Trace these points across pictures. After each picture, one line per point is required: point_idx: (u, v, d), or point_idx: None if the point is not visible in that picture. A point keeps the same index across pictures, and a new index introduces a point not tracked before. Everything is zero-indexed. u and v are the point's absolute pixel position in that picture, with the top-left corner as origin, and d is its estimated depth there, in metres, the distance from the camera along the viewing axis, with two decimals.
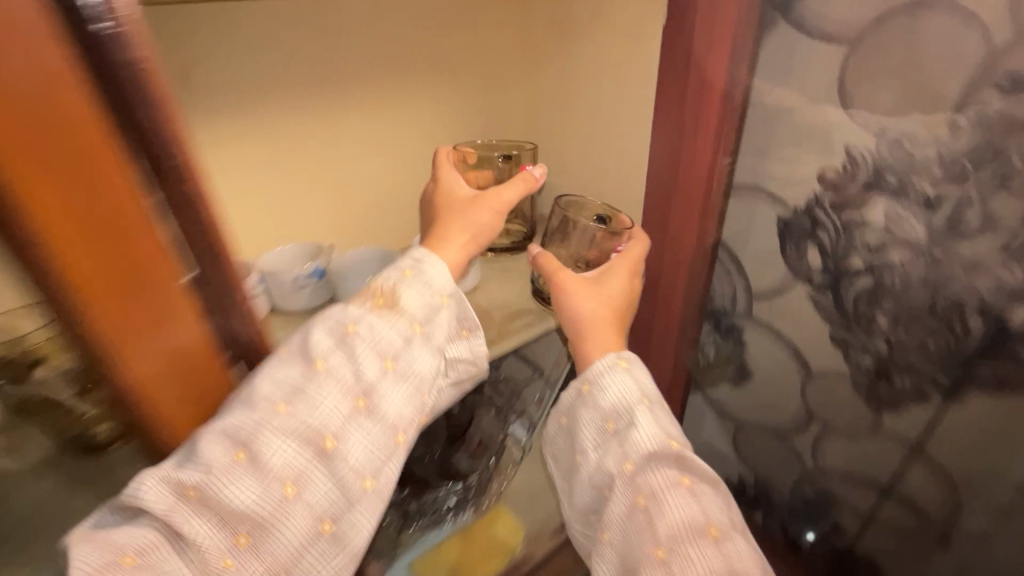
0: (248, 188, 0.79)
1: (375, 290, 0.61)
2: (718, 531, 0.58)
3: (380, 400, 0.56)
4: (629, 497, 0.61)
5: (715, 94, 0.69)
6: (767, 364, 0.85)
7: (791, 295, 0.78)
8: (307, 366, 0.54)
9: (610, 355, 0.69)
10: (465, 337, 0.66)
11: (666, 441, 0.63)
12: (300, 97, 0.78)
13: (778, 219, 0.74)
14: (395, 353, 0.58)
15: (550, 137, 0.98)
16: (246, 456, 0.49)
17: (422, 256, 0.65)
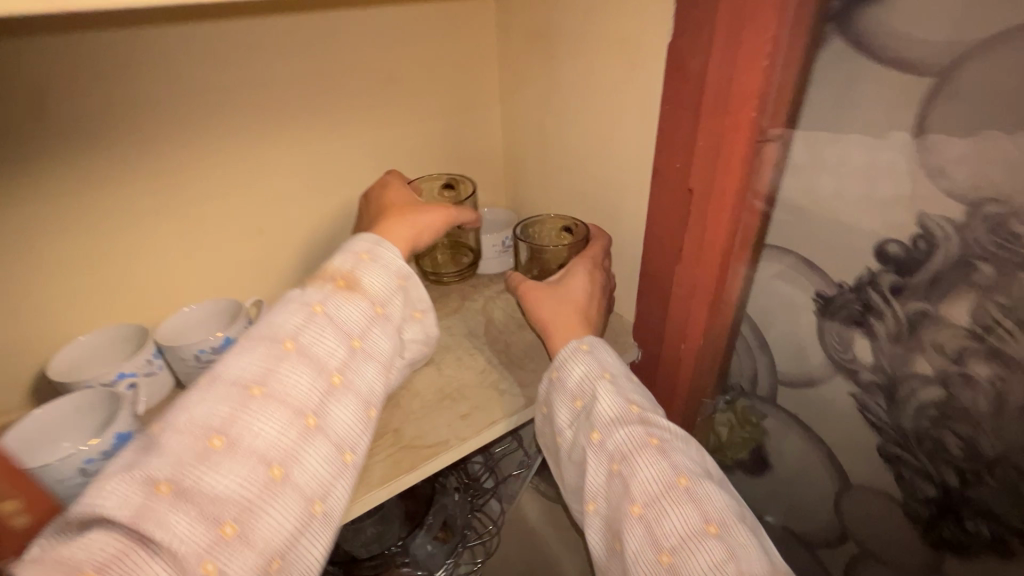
0: (129, 243, 0.61)
1: (330, 273, 0.55)
2: (691, 481, 0.46)
3: (360, 371, 0.53)
4: (602, 463, 0.50)
5: (738, 150, 0.51)
6: (794, 461, 0.68)
7: (831, 388, 0.60)
8: (275, 348, 0.49)
9: (571, 341, 0.57)
10: (417, 319, 0.60)
11: (626, 408, 0.51)
12: (191, 131, 0.60)
13: (817, 294, 0.57)
14: (361, 333, 0.53)
15: (535, 168, 0.79)
16: (224, 441, 0.44)
17: (375, 240, 0.58)
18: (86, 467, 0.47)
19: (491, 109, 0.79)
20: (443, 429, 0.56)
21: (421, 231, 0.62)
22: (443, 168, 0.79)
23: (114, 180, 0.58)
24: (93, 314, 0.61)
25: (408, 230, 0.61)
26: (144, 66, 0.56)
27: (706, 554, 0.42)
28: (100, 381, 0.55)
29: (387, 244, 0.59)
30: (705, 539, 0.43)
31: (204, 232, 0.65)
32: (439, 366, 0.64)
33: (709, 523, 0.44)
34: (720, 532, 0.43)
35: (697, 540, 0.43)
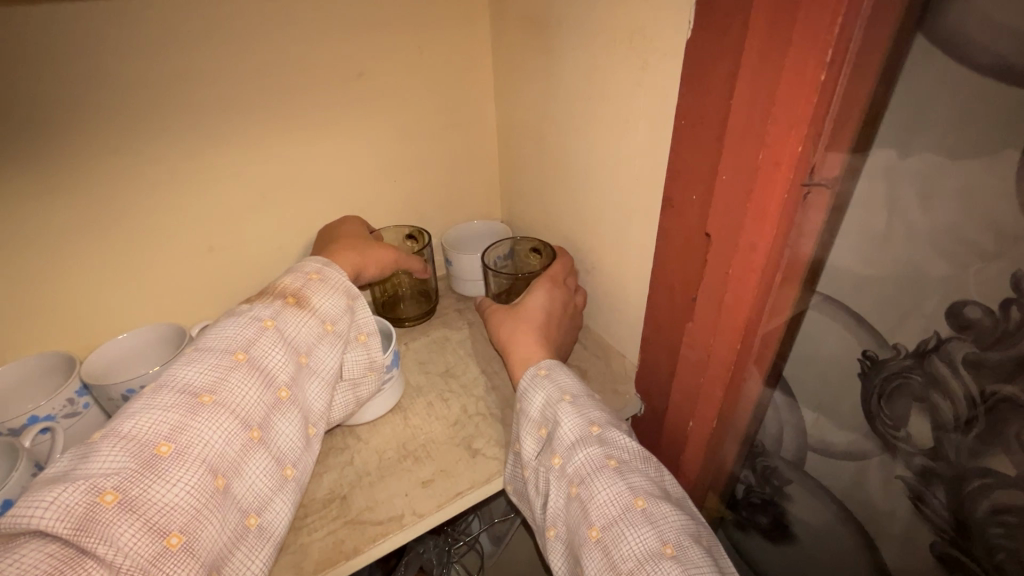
0: (54, 273, 0.53)
1: (279, 291, 0.48)
2: (652, 501, 0.39)
3: (310, 381, 0.46)
4: (561, 488, 0.42)
5: (777, 199, 0.35)
6: (822, 534, 0.58)
7: (877, 465, 0.50)
8: (224, 358, 0.41)
9: (529, 370, 0.50)
10: (361, 343, 0.51)
11: (585, 427, 0.43)
12: (115, 137, 0.50)
13: (863, 354, 0.47)
14: (308, 348, 0.46)
15: (529, 181, 0.68)
16: (172, 448, 0.36)
17: (321, 264, 0.51)
18: None
19: (482, 108, 0.69)
20: (399, 500, 0.47)
21: (373, 258, 0.58)
22: (427, 175, 0.70)
23: (13, 195, 0.48)
24: (9, 347, 0.53)
25: (357, 254, 0.56)
26: (43, 59, 0.46)
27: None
28: (9, 427, 0.48)
29: (335, 266, 0.52)
30: (665, 564, 0.36)
31: (142, 255, 0.56)
32: (405, 415, 0.55)
33: (665, 544, 0.37)
34: (679, 553, 0.37)
35: (655, 562, 0.36)
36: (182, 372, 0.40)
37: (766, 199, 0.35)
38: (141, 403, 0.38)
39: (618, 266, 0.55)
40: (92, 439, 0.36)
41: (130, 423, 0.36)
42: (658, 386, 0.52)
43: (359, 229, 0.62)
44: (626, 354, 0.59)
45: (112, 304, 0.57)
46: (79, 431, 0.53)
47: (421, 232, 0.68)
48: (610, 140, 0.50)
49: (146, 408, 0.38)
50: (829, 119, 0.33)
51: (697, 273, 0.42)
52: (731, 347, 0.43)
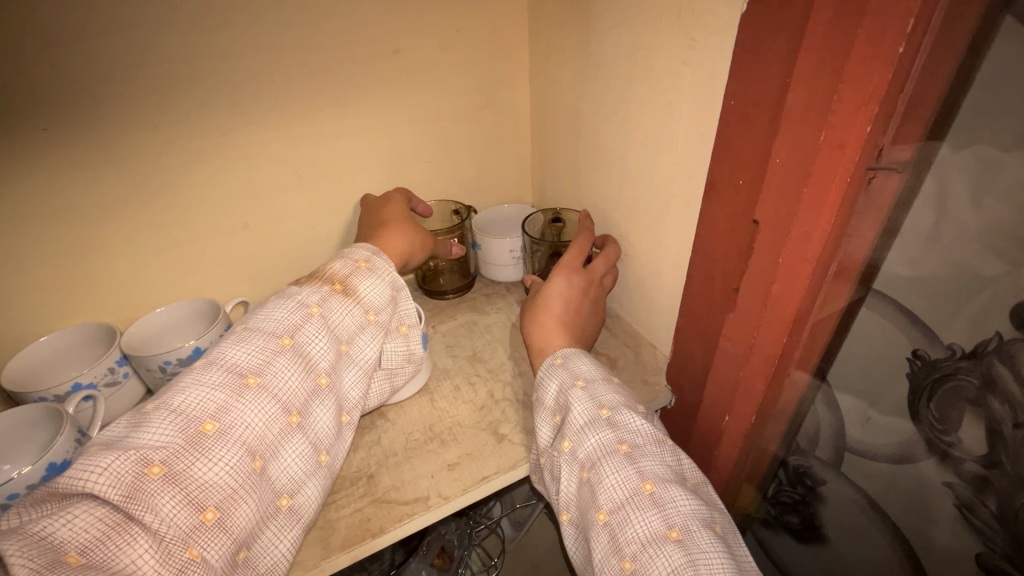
0: (96, 248, 0.54)
1: (327, 276, 0.48)
2: (661, 486, 0.38)
3: (349, 370, 0.46)
4: (572, 472, 0.41)
5: (839, 183, 0.33)
6: (856, 536, 0.56)
7: (921, 469, 0.49)
8: (270, 341, 0.42)
9: (546, 360, 0.49)
10: (401, 334, 0.51)
11: (594, 411, 0.42)
12: (156, 114, 0.51)
13: (914, 353, 0.46)
14: (350, 336, 0.46)
15: (562, 168, 0.67)
16: (217, 427, 0.36)
17: (370, 254, 0.51)
18: (8, 503, 0.41)
19: (517, 90, 0.67)
20: (424, 481, 0.47)
21: (417, 245, 0.58)
22: (458, 157, 0.69)
23: (62, 170, 0.49)
24: (56, 315, 0.55)
25: (388, 236, 0.56)
26: (87, 37, 0.46)
27: (666, 562, 0.34)
28: (55, 394, 0.50)
29: (384, 255, 0.52)
30: (669, 549, 0.34)
31: (178, 232, 0.57)
32: (432, 397, 0.55)
33: (671, 528, 0.35)
34: (685, 538, 0.35)
35: (658, 546, 0.35)
36: (230, 351, 0.40)
37: (826, 183, 0.33)
38: (190, 377, 0.38)
39: (652, 255, 0.54)
40: (146, 408, 0.37)
41: (182, 399, 0.37)
42: (691, 378, 0.51)
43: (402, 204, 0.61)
44: (657, 344, 0.58)
45: (150, 280, 0.58)
46: (118, 401, 0.54)
47: (460, 206, 0.69)
48: (651, 123, 0.48)
49: (196, 385, 0.38)
50: (903, 98, 0.31)
51: (742, 260, 0.40)
52: (776, 339, 0.41)
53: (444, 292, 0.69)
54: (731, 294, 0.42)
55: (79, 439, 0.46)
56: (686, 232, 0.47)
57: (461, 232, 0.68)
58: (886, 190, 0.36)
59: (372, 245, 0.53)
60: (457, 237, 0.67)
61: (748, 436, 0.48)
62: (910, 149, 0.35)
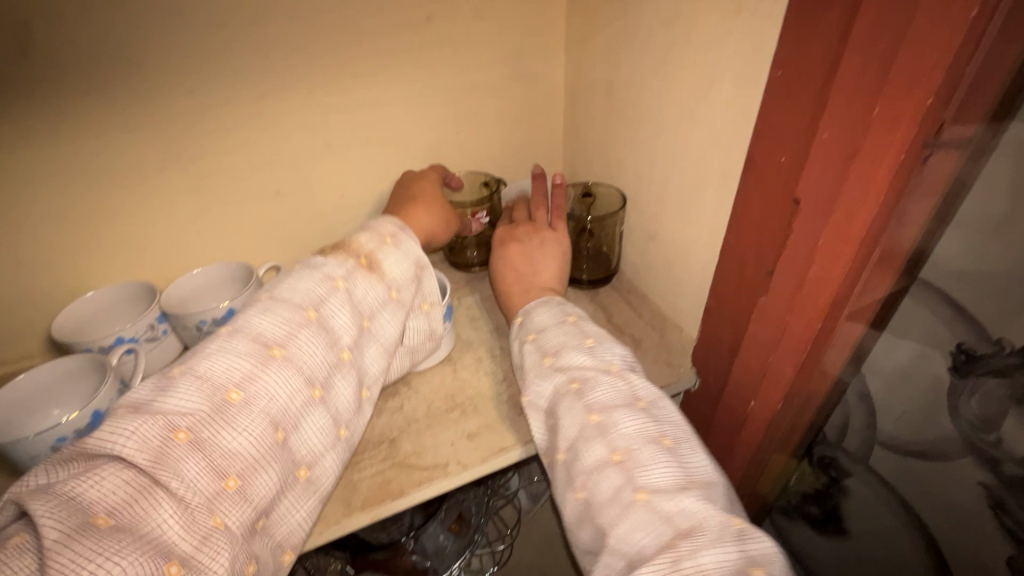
0: (138, 209, 0.56)
1: (353, 249, 0.48)
2: (605, 414, 0.39)
3: (371, 346, 0.47)
4: (539, 419, 0.44)
5: (890, 163, 0.31)
6: (877, 530, 0.56)
7: (957, 467, 0.47)
8: (296, 314, 0.42)
9: (513, 320, 0.52)
10: (424, 312, 0.52)
11: (540, 361, 0.46)
12: (190, 78, 0.52)
13: (958, 347, 0.45)
14: (373, 313, 0.47)
15: (595, 143, 0.65)
16: (241, 397, 0.38)
17: (394, 230, 0.51)
18: (58, 446, 0.44)
19: (552, 60, 0.65)
20: (444, 449, 0.48)
21: (443, 229, 0.58)
22: (489, 128, 0.68)
23: (102, 129, 0.51)
24: (100, 270, 0.58)
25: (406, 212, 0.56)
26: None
27: (608, 484, 0.37)
28: (99, 346, 0.52)
29: (410, 231, 0.52)
30: (610, 472, 0.37)
31: (213, 196, 0.58)
32: (455, 367, 0.56)
33: (613, 453, 0.38)
34: (626, 460, 0.37)
35: (602, 471, 0.37)
36: (256, 321, 0.41)
37: (877, 161, 0.31)
38: (216, 346, 0.39)
39: (684, 236, 0.52)
40: (172, 373, 0.38)
41: (209, 368, 0.37)
42: (716, 362, 0.50)
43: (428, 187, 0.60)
44: (684, 326, 0.57)
45: (188, 242, 0.60)
46: (157, 355, 0.57)
47: (488, 178, 0.68)
48: (690, 98, 0.46)
49: (222, 354, 0.39)
50: (970, 71, 0.28)
51: (778, 242, 0.38)
52: (810, 324, 0.39)
53: (469, 264, 0.69)
54: (763, 278, 0.41)
55: (122, 390, 0.48)
56: (721, 212, 0.46)
57: (490, 205, 0.66)
58: (941, 174, 0.34)
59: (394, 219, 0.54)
60: (486, 209, 0.66)
61: (773, 423, 0.47)
62: (973, 129, 0.33)
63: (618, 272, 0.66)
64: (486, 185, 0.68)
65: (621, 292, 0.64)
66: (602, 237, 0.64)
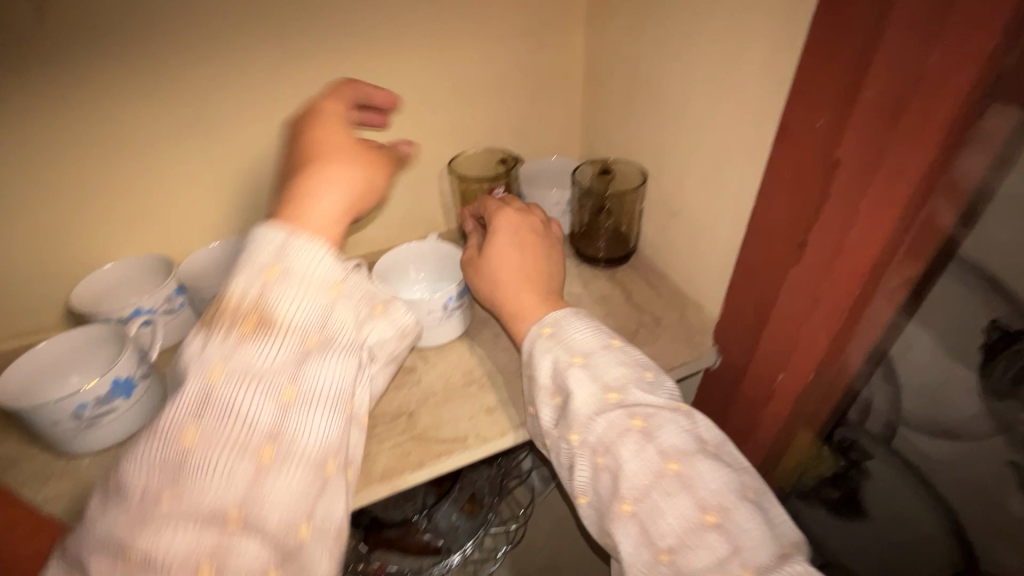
0: (154, 183, 0.56)
1: (228, 310, 0.33)
2: (685, 463, 0.37)
3: (315, 410, 0.34)
4: (585, 460, 0.39)
5: (945, 116, 0.30)
6: (899, 511, 0.55)
7: (986, 446, 0.46)
8: (172, 432, 0.31)
9: (531, 328, 0.45)
10: (377, 317, 0.40)
11: (603, 395, 0.40)
12: (208, 47, 0.51)
13: (991, 323, 0.43)
14: (290, 377, 0.34)
15: (614, 120, 0.63)
16: (138, 561, 0.29)
17: (279, 240, 0.35)
18: (79, 412, 0.44)
19: (572, 34, 0.64)
20: (463, 423, 0.48)
21: (368, 188, 0.41)
22: (506, 104, 0.66)
23: (118, 99, 0.51)
24: (117, 245, 0.58)
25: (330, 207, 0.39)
26: None
27: (708, 550, 0.34)
28: (117, 317, 0.52)
29: (301, 235, 0.36)
30: (710, 536, 0.35)
31: (229, 170, 0.58)
32: (472, 344, 0.56)
33: (707, 513, 0.35)
34: (722, 518, 0.35)
35: (698, 535, 0.35)
36: (132, 457, 0.31)
37: (930, 114, 0.30)
38: (104, 498, 0.31)
39: (707, 211, 0.51)
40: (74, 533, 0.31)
41: (98, 532, 0.30)
42: (740, 337, 0.49)
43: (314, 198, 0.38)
44: (705, 305, 0.56)
45: (203, 217, 0.60)
46: (175, 327, 0.56)
47: (505, 154, 0.67)
48: (717, 67, 0.45)
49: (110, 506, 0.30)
50: None
51: (814, 208, 0.38)
52: (850, 291, 0.39)
53: None
54: (797, 246, 0.40)
55: (141, 358, 0.48)
56: (748, 185, 0.45)
57: (507, 180, 0.65)
58: (986, 135, 0.33)
59: (282, 217, 0.37)
60: (502, 185, 0.65)
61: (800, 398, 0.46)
62: None
63: (637, 251, 0.65)
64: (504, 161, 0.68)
65: (640, 271, 0.63)
66: (621, 217, 0.63)
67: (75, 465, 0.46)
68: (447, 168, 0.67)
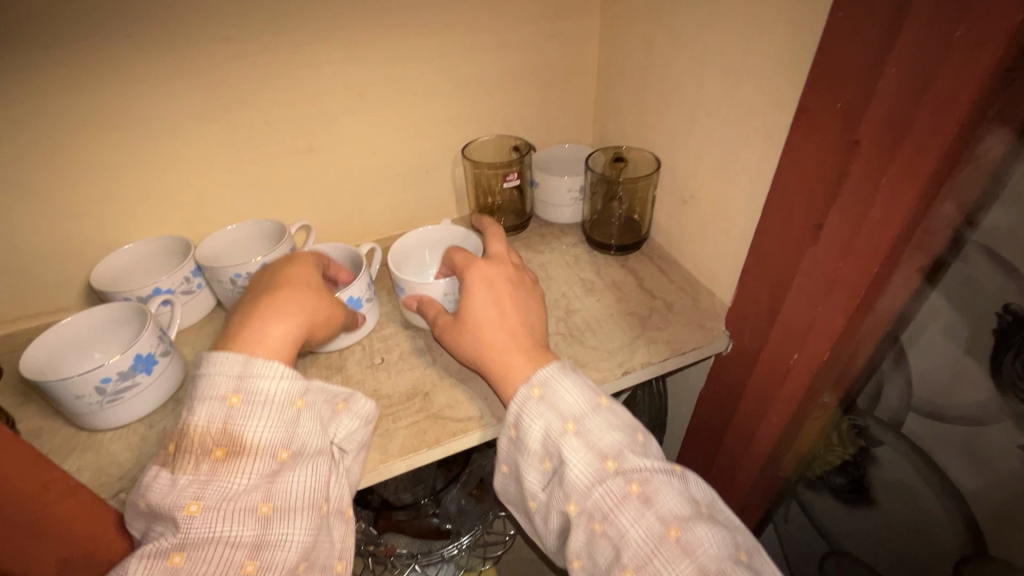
0: (172, 166, 0.57)
1: (197, 443, 0.37)
2: (685, 528, 0.36)
3: (294, 518, 0.36)
4: (581, 528, 0.38)
5: (967, 93, 0.31)
6: (904, 493, 0.56)
7: (994, 431, 0.46)
8: (156, 569, 0.32)
9: (521, 388, 0.42)
10: (341, 414, 0.43)
11: (600, 463, 0.38)
12: (228, 27, 0.51)
13: (1004, 308, 0.43)
14: (268, 492, 0.37)
15: (628, 107, 0.64)
16: None
17: (234, 366, 0.39)
18: (103, 386, 0.45)
19: (586, 20, 0.64)
20: (477, 402, 0.48)
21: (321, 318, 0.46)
22: (520, 91, 0.67)
23: (137, 82, 0.51)
24: (136, 227, 0.59)
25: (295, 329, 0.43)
26: None
27: None
28: (137, 296, 0.53)
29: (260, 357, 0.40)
30: None
31: (244, 152, 0.59)
32: None
33: None
34: None
35: None
36: None
37: (952, 93, 0.31)
38: None
39: (720, 198, 0.51)
40: None
41: None
42: (754, 320, 0.50)
43: (277, 322, 0.42)
44: (716, 291, 0.56)
45: (222, 200, 0.61)
46: (193, 308, 0.58)
47: (518, 140, 0.68)
48: (733, 53, 0.45)
49: None
50: None
51: (833, 188, 0.38)
52: (866, 269, 0.39)
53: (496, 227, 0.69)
54: (814, 226, 0.40)
55: (162, 335, 0.49)
56: (763, 169, 0.45)
57: (520, 167, 0.67)
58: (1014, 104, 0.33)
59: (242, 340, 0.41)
60: (516, 172, 0.67)
61: (813, 378, 0.47)
62: None
63: (648, 238, 0.65)
64: (517, 147, 0.69)
65: (651, 257, 0.63)
66: (633, 205, 0.65)
67: (97, 439, 0.47)
68: (461, 154, 0.68)
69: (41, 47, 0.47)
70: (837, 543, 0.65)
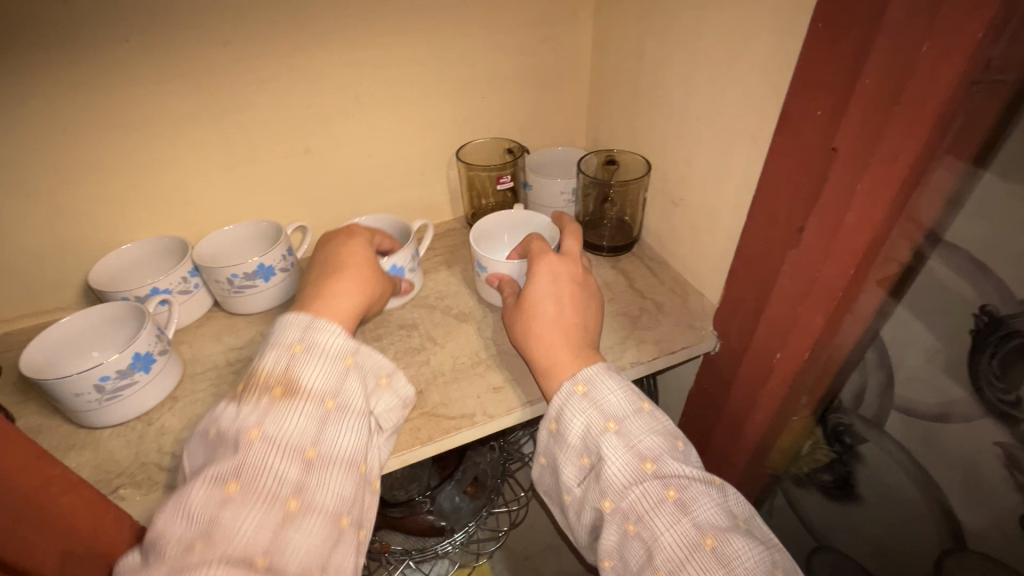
0: (170, 168, 0.58)
1: (262, 381, 0.40)
2: (722, 539, 0.37)
3: (334, 468, 0.38)
4: (615, 527, 0.39)
5: (937, 100, 0.32)
6: (887, 489, 0.57)
7: (971, 427, 0.48)
8: (214, 491, 0.35)
9: (564, 384, 0.43)
10: (383, 387, 0.45)
11: (639, 465, 0.39)
12: (226, 31, 0.52)
13: (981, 309, 0.44)
14: (315, 438, 0.39)
15: (620, 111, 0.65)
16: None
17: (300, 324, 0.43)
18: (101, 384, 0.45)
19: (579, 26, 0.65)
20: (471, 401, 0.49)
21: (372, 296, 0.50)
22: (514, 95, 0.68)
23: (137, 86, 0.52)
24: (133, 228, 0.60)
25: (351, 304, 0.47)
26: None
27: None
28: (135, 295, 0.54)
29: (324, 321, 0.44)
30: None
31: (242, 154, 0.59)
32: (478, 326, 0.57)
33: None
34: None
35: None
36: (173, 515, 0.34)
37: (923, 101, 0.32)
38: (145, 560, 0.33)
39: (709, 201, 0.53)
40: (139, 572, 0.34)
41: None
42: (740, 320, 0.51)
43: (338, 295, 0.47)
44: (705, 292, 0.58)
45: (219, 202, 0.62)
46: (190, 308, 0.58)
47: (512, 143, 0.70)
48: (721, 60, 0.47)
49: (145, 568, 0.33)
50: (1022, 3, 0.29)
51: (814, 191, 0.39)
52: (844, 270, 0.40)
53: None
54: (797, 227, 0.41)
55: (160, 334, 0.49)
56: (749, 172, 0.46)
57: (514, 169, 0.69)
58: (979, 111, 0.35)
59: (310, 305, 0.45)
60: (509, 174, 0.70)
61: (797, 375, 0.48)
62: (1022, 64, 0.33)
63: (639, 239, 0.67)
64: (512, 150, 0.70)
65: (642, 258, 0.64)
66: (624, 207, 0.65)
67: (95, 436, 0.48)
68: (456, 157, 0.69)
69: (42, 50, 0.48)
70: (822, 537, 0.66)
